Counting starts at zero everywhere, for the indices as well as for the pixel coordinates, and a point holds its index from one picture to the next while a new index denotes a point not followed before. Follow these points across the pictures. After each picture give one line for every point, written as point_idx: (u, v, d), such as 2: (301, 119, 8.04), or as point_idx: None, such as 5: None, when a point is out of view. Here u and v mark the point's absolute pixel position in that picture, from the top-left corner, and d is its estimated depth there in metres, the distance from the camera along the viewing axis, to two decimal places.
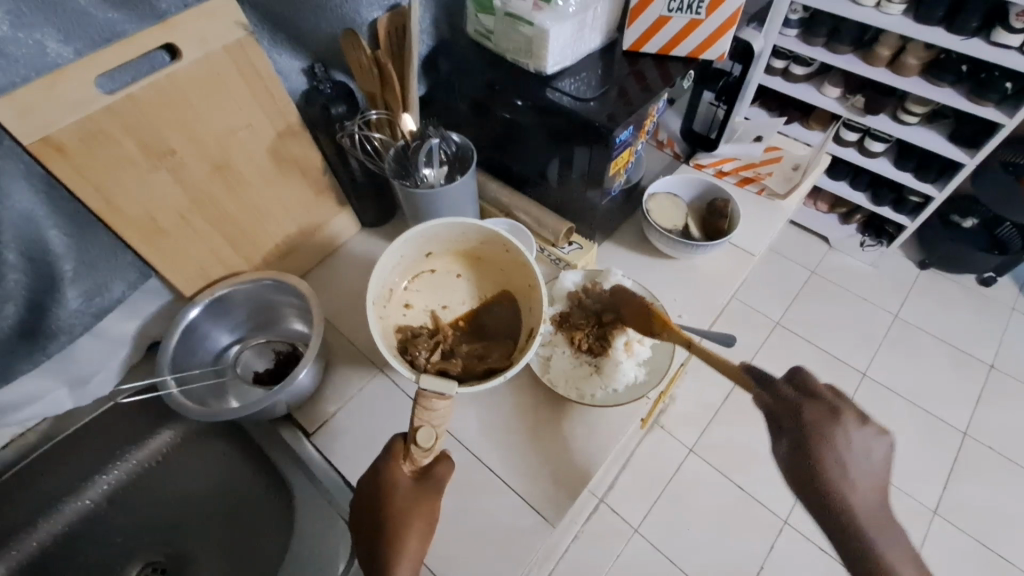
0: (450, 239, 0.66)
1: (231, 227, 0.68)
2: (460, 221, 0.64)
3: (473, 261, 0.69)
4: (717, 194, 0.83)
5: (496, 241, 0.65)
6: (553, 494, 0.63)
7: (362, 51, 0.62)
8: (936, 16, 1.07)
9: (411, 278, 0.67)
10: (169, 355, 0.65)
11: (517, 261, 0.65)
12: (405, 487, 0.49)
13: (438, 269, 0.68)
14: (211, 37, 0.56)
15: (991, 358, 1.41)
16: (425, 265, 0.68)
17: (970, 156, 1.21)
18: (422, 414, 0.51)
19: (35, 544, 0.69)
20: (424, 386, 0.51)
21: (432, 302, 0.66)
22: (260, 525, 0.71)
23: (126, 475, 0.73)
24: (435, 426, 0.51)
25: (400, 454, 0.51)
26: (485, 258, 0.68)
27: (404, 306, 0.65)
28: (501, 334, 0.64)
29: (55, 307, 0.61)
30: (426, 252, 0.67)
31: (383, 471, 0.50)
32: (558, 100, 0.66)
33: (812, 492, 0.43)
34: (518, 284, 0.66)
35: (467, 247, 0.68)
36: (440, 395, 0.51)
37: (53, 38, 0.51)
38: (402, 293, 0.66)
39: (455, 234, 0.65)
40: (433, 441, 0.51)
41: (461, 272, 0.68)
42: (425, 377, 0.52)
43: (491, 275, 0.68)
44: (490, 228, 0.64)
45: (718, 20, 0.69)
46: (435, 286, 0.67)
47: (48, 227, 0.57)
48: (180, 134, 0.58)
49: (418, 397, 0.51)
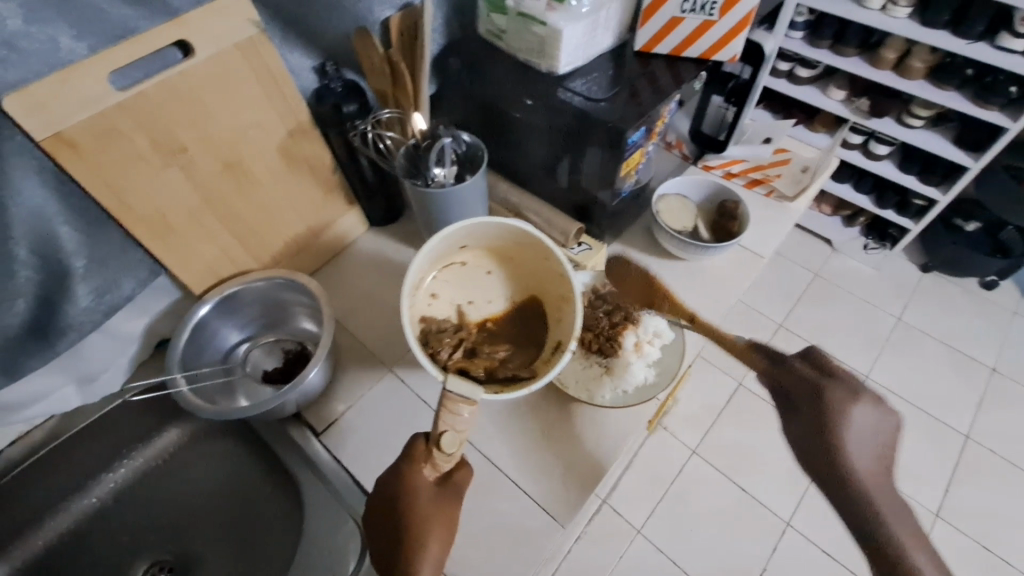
0: (488, 235, 0.66)
1: (241, 226, 0.68)
2: (503, 222, 0.63)
3: (503, 260, 0.68)
4: (726, 196, 0.83)
5: (537, 246, 0.65)
6: (564, 495, 0.63)
7: (375, 52, 0.63)
8: (941, 20, 1.07)
9: (440, 267, 0.67)
10: (178, 354, 0.65)
11: (554, 272, 0.64)
12: (426, 491, 0.50)
13: (468, 262, 0.68)
14: (223, 34, 0.56)
15: (993, 361, 1.42)
16: (456, 256, 0.68)
17: (974, 160, 1.21)
18: (447, 418, 0.50)
19: (42, 542, 0.69)
20: (451, 388, 0.50)
21: (459, 296, 0.66)
22: (267, 523, 0.70)
23: (133, 473, 0.73)
24: (459, 432, 0.51)
25: (422, 457, 0.51)
26: (519, 258, 0.68)
27: (430, 296, 0.65)
28: (525, 339, 0.64)
29: (64, 305, 0.59)
30: (460, 244, 0.67)
31: (406, 473, 0.50)
32: (570, 101, 0.66)
33: (816, 464, 0.44)
34: (550, 293, 0.66)
35: (500, 246, 0.67)
36: (466, 400, 0.50)
37: (66, 34, 0.50)
38: (430, 281, 0.66)
39: (495, 232, 0.65)
40: (457, 447, 0.50)
41: (491, 268, 0.68)
42: (452, 378, 0.51)
43: (523, 276, 0.68)
44: (534, 233, 0.63)
45: (730, 22, 0.69)
46: (464, 280, 0.67)
47: (59, 224, 0.56)
48: (192, 131, 0.58)
49: (443, 400, 0.50)
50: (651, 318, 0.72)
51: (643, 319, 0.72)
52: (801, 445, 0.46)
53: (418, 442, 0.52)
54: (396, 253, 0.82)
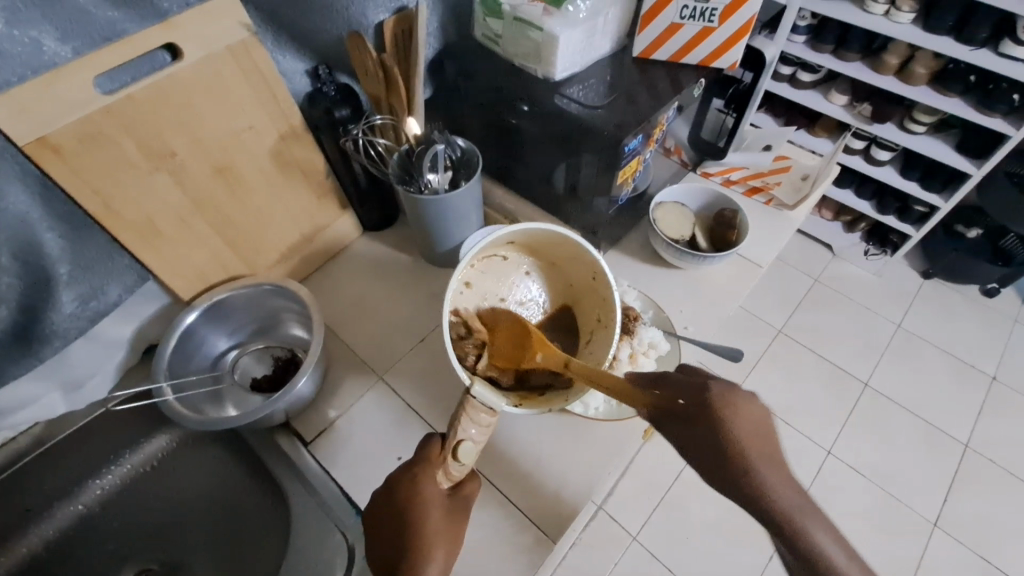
0: (538, 236, 0.63)
1: (231, 231, 0.66)
2: (563, 232, 0.60)
3: (545, 262, 0.66)
4: (725, 204, 0.82)
5: (589, 264, 0.62)
6: (556, 509, 0.62)
7: (367, 55, 0.61)
8: (944, 26, 1.06)
9: (480, 258, 0.63)
10: (165, 362, 0.63)
11: (598, 295, 0.63)
12: (438, 499, 0.49)
13: (508, 257, 0.65)
14: (213, 37, 0.55)
15: (993, 370, 1.40)
16: (500, 249, 0.64)
17: (976, 167, 1.19)
18: (468, 426, 0.51)
19: (26, 550, 0.68)
20: (474, 393, 0.52)
21: (495, 292, 0.64)
22: (256, 532, 0.69)
23: (120, 479, 0.72)
24: (477, 443, 0.52)
25: (438, 462, 0.51)
26: (561, 265, 0.66)
27: (466, 286, 0.62)
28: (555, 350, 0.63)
29: (48, 311, 0.60)
30: (508, 240, 0.63)
31: (421, 477, 0.50)
32: (565, 107, 0.65)
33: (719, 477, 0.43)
34: (587, 312, 0.65)
35: (546, 250, 0.65)
36: (489, 409, 0.52)
37: (51, 36, 0.49)
38: (468, 270, 0.62)
39: (547, 236, 0.62)
40: (472, 457, 0.52)
41: (530, 268, 0.66)
42: (478, 383, 0.52)
43: (560, 282, 0.66)
44: (592, 251, 0.60)
45: (730, 29, 0.68)
46: (501, 276, 0.65)
47: (43, 230, 0.56)
48: (181, 135, 0.57)
49: (465, 400, 0.52)
50: (646, 328, 0.71)
51: (639, 328, 0.71)
52: (705, 468, 0.44)
53: (434, 445, 0.52)
54: (389, 258, 0.81)
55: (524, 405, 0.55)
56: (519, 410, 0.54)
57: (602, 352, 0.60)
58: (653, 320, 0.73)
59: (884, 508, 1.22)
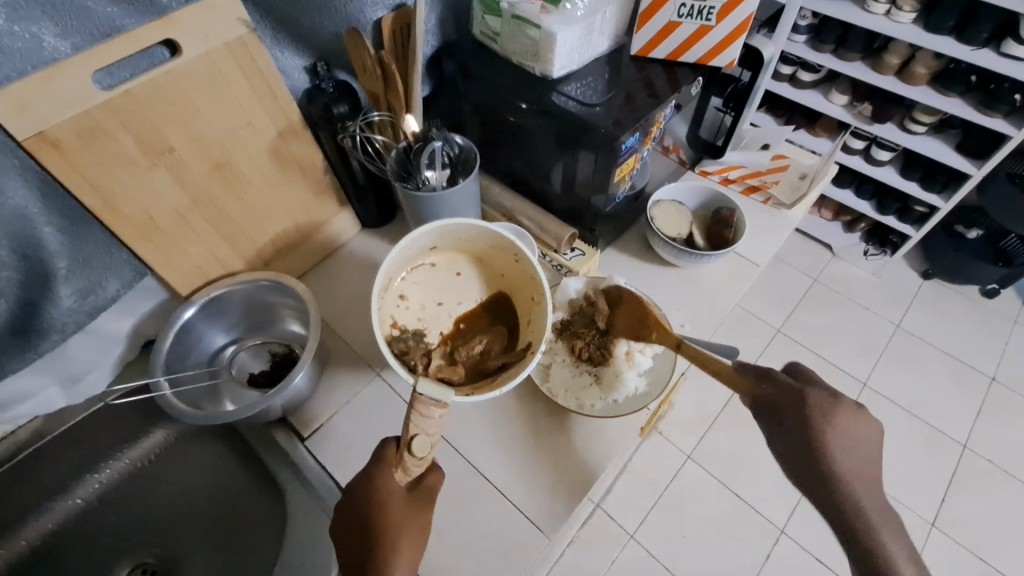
0: (458, 235, 0.65)
1: (229, 227, 0.67)
2: (471, 222, 0.63)
3: (475, 261, 0.68)
4: (723, 202, 0.82)
5: (508, 247, 0.64)
6: (551, 505, 0.62)
7: (365, 52, 0.61)
8: (945, 26, 1.05)
9: (408, 269, 0.65)
10: (163, 356, 0.64)
11: (525, 273, 0.64)
12: (398, 496, 0.48)
13: (438, 263, 0.67)
14: (211, 33, 0.55)
15: (992, 371, 1.40)
16: (425, 257, 0.66)
17: (977, 167, 1.19)
18: (419, 421, 0.49)
19: (24, 543, 0.69)
20: (421, 392, 0.49)
21: (429, 296, 0.65)
22: (252, 527, 0.70)
23: (118, 474, 0.73)
24: (432, 434, 0.50)
25: (393, 461, 0.50)
26: (488, 259, 0.67)
27: (400, 298, 0.64)
28: (499, 336, 0.63)
29: (47, 306, 0.60)
30: (430, 246, 0.65)
31: (376, 478, 0.49)
32: (563, 105, 0.65)
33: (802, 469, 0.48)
34: (522, 293, 0.65)
35: (472, 247, 0.67)
36: (438, 403, 0.49)
37: (50, 32, 0.50)
38: (399, 282, 0.64)
39: (463, 231, 0.64)
40: (428, 450, 0.49)
41: (462, 269, 0.67)
42: (422, 383, 0.50)
43: (492, 275, 0.67)
44: (507, 235, 0.63)
45: (728, 27, 0.68)
46: (432, 280, 0.66)
47: (42, 225, 0.56)
48: (180, 131, 0.57)
49: (414, 401, 0.49)
50: (642, 325, 0.71)
51: None
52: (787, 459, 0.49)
53: (390, 446, 0.51)
54: (387, 255, 0.81)
55: (473, 392, 0.56)
56: (465, 396, 0.55)
57: (540, 326, 0.60)
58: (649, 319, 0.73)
59: None
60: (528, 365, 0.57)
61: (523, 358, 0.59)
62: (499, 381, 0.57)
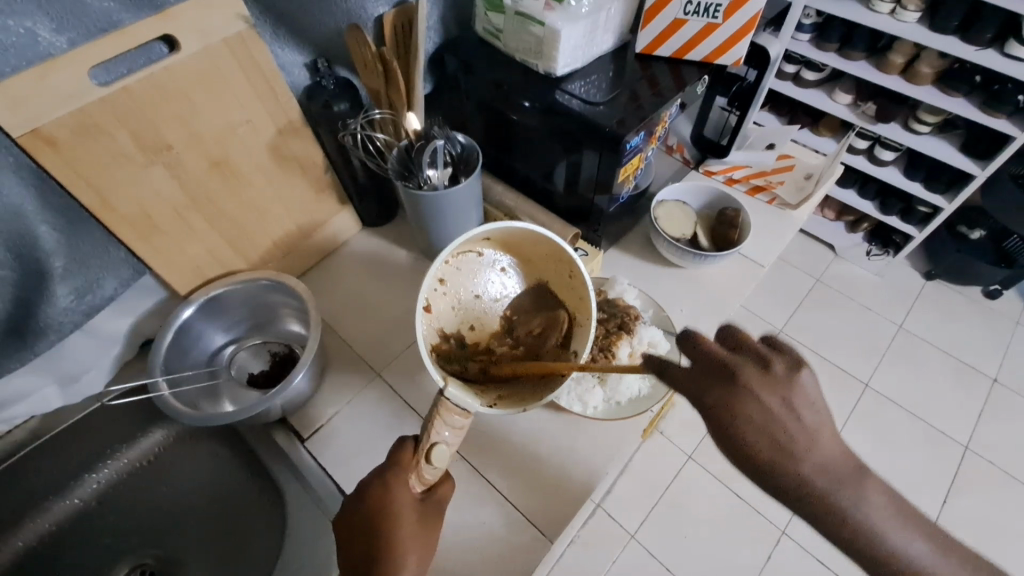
0: (515, 233, 0.60)
1: (228, 225, 0.66)
2: (533, 229, 0.58)
3: (521, 258, 0.64)
4: (728, 203, 0.81)
5: (564, 261, 0.60)
6: (552, 510, 0.61)
7: (367, 49, 0.60)
8: (950, 25, 1.04)
9: (455, 253, 0.60)
10: (161, 356, 0.63)
11: (574, 292, 0.61)
12: (410, 504, 0.48)
13: (484, 252, 0.62)
14: (210, 28, 0.54)
15: (994, 372, 1.40)
16: (475, 245, 0.61)
17: (981, 167, 1.18)
18: (441, 428, 0.49)
19: (21, 544, 0.68)
20: (449, 394, 0.50)
21: (468, 290, 0.61)
22: (251, 529, 0.69)
23: (115, 474, 0.72)
24: (450, 445, 0.50)
25: (410, 466, 0.49)
26: (536, 261, 0.63)
27: (440, 282, 0.59)
28: (531, 345, 0.61)
29: (43, 305, 0.60)
30: (483, 235, 0.60)
31: (392, 483, 0.48)
32: (566, 103, 0.64)
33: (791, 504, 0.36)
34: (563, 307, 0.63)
35: (522, 248, 0.62)
36: (462, 412, 0.50)
37: (46, 27, 0.49)
38: (443, 266, 0.59)
39: (520, 232, 0.60)
40: (446, 460, 0.49)
41: (506, 265, 0.63)
42: (450, 384, 0.50)
43: (535, 276, 0.64)
44: (571, 254, 0.59)
45: (735, 25, 0.67)
46: (475, 273, 0.62)
47: (38, 223, 0.56)
48: (177, 128, 0.56)
49: (437, 402, 0.49)
50: (646, 327, 0.70)
51: (639, 328, 0.69)
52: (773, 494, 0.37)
53: (406, 449, 0.50)
54: (388, 255, 0.80)
55: (496, 403, 0.55)
56: (489, 408, 0.53)
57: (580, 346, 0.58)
58: (653, 320, 0.73)
59: None
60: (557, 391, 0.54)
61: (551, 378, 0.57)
62: (523, 396, 0.56)
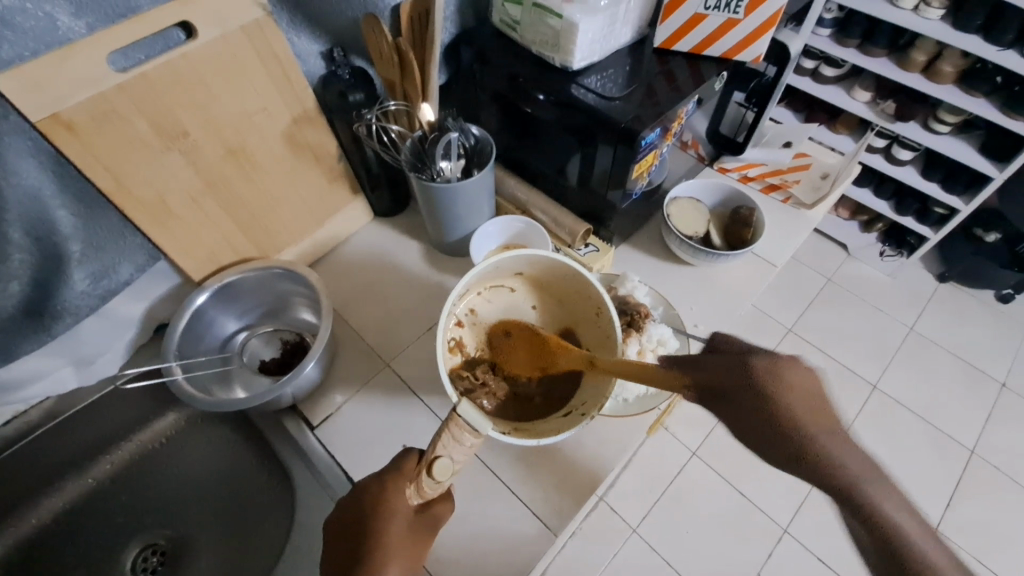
0: (544, 272, 0.66)
1: (242, 213, 0.66)
2: (559, 259, 0.63)
3: (553, 300, 0.67)
4: (742, 202, 0.80)
5: (592, 298, 0.63)
6: (559, 503, 0.62)
7: (383, 38, 0.60)
8: (972, 24, 1.03)
9: (486, 286, 0.67)
10: (175, 341, 0.64)
11: (600, 330, 0.62)
12: (403, 515, 0.47)
13: (515, 289, 0.68)
14: (227, 16, 0.54)
15: (1003, 376, 1.39)
16: (507, 280, 0.67)
17: (1000, 171, 1.16)
18: (448, 443, 0.47)
19: (36, 521, 0.70)
20: (462, 412, 0.47)
21: (496, 321, 0.66)
22: (260, 512, 0.70)
23: (128, 456, 0.74)
24: (454, 461, 0.48)
25: (410, 474, 0.49)
26: (567, 301, 0.66)
27: (469, 311, 0.65)
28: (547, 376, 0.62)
29: (60, 288, 0.60)
30: (514, 271, 0.67)
31: (390, 488, 0.48)
32: (582, 97, 0.64)
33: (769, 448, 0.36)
34: (589, 342, 0.64)
35: (552, 285, 0.66)
36: (472, 431, 0.48)
37: (65, 11, 0.49)
38: (474, 297, 0.66)
39: (549, 266, 0.64)
40: (446, 476, 0.47)
41: (536, 303, 0.68)
42: (465, 402, 0.48)
43: (566, 317, 0.67)
44: (592, 281, 0.61)
45: (756, 21, 0.66)
46: (505, 305, 0.67)
47: (56, 207, 0.56)
48: (194, 116, 0.57)
49: (449, 418, 0.47)
50: (656, 324, 0.70)
51: (649, 326, 0.69)
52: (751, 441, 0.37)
53: (409, 459, 0.50)
54: (399, 245, 0.81)
55: (512, 431, 0.55)
56: (503, 433, 0.53)
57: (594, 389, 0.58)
58: (663, 317, 0.72)
59: None
60: (572, 426, 0.55)
61: (567, 419, 0.56)
62: (538, 429, 0.56)
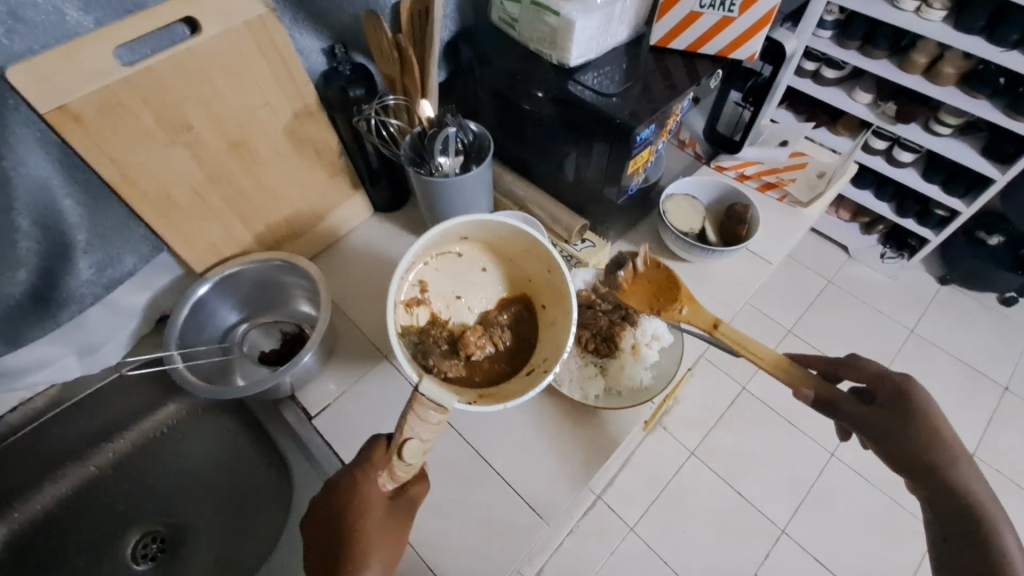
0: (492, 232, 0.63)
1: (244, 205, 0.67)
2: (510, 222, 0.60)
3: (505, 259, 0.65)
4: (735, 199, 0.81)
5: (543, 256, 0.62)
6: (551, 492, 0.62)
7: (383, 35, 0.61)
8: (975, 26, 1.03)
9: (433, 254, 0.62)
10: (176, 330, 0.65)
11: (553, 287, 0.62)
12: (379, 501, 0.48)
13: (463, 253, 0.64)
14: (232, 12, 0.55)
15: (1005, 380, 1.38)
16: (453, 245, 0.64)
17: (1001, 172, 1.16)
18: (415, 424, 0.48)
19: (39, 507, 0.71)
20: (424, 390, 0.49)
21: (448, 288, 0.63)
22: (255, 501, 0.72)
23: (130, 445, 0.75)
24: (423, 441, 0.49)
25: (381, 463, 0.49)
26: (516, 259, 0.64)
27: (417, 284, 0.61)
28: (507, 337, 0.62)
29: (66, 275, 0.61)
30: (460, 235, 0.63)
31: (361, 479, 0.48)
32: (579, 94, 0.65)
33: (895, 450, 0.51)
34: (541, 298, 0.64)
35: (502, 246, 0.64)
36: (438, 408, 0.49)
37: (73, 5, 0.50)
38: (422, 269, 0.62)
39: (498, 229, 0.62)
40: (418, 458, 0.48)
41: (487, 265, 0.65)
42: (427, 381, 0.49)
43: (519, 276, 0.65)
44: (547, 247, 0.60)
45: (752, 19, 0.67)
46: (455, 272, 0.64)
47: (62, 197, 0.58)
48: (198, 109, 0.58)
49: (413, 399, 0.48)
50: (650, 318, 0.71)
51: (643, 318, 0.70)
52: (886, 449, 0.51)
53: (380, 444, 0.49)
54: (397, 239, 0.82)
55: (479, 399, 0.55)
56: (471, 404, 0.53)
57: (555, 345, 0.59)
58: None
59: (886, 513, 1.20)
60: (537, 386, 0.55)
61: (529, 378, 0.58)
62: (503, 394, 0.57)
